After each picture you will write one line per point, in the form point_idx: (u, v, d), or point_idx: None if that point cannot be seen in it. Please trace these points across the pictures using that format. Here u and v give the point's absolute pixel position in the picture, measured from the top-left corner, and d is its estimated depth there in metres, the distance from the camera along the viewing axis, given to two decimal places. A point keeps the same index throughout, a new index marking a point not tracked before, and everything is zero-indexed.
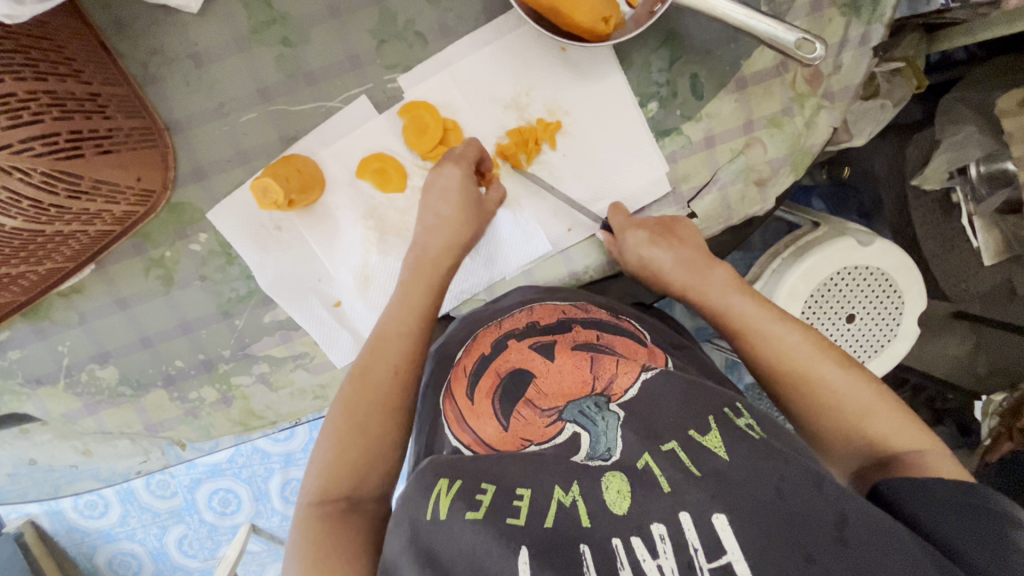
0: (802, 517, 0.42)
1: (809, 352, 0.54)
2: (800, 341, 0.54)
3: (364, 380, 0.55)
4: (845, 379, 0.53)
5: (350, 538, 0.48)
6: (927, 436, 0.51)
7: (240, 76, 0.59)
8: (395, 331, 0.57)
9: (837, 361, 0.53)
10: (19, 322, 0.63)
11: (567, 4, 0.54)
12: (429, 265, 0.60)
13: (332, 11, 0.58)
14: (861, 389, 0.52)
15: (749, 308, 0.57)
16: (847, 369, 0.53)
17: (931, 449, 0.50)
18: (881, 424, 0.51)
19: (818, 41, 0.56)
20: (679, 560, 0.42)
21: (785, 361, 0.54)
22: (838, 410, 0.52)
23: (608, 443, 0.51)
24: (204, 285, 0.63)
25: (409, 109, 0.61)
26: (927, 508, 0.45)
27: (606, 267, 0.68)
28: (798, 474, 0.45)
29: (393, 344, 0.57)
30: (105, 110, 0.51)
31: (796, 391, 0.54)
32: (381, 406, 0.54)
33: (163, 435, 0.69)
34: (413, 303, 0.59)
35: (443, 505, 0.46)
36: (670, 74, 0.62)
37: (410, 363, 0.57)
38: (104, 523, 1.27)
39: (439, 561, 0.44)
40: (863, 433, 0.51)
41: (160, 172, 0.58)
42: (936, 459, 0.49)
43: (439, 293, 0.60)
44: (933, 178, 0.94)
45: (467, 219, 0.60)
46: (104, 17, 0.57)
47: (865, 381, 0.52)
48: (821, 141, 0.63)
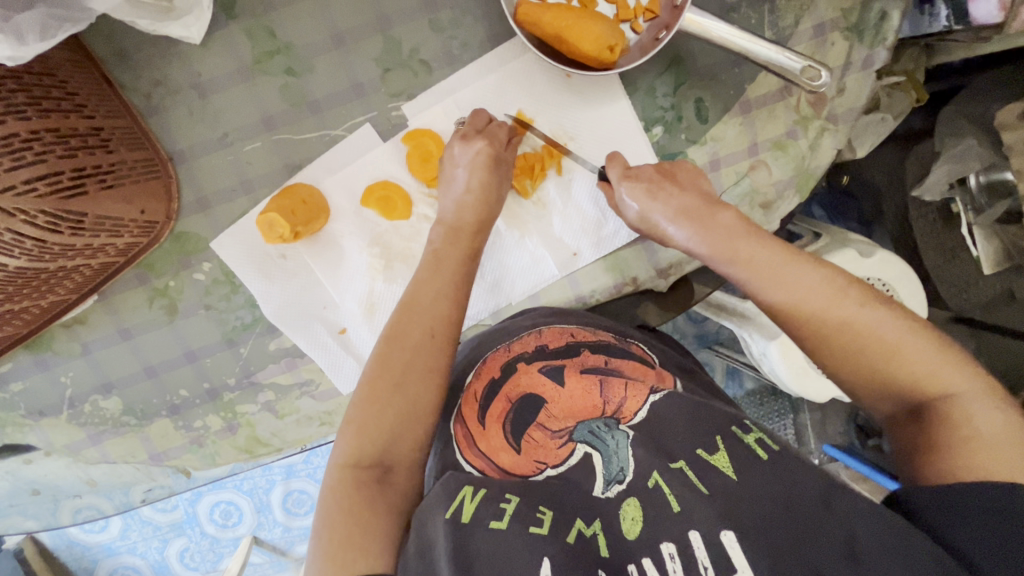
0: (810, 538, 0.44)
1: (831, 291, 0.51)
2: (823, 286, 0.52)
3: (396, 356, 0.54)
4: (873, 317, 0.50)
5: (374, 522, 0.47)
6: (966, 373, 0.48)
7: (243, 106, 0.59)
8: (426, 310, 0.56)
9: (860, 298, 0.51)
10: (21, 354, 0.63)
11: (573, 34, 0.55)
12: (463, 242, 0.60)
13: (336, 41, 0.58)
14: (891, 326, 0.49)
15: (768, 253, 0.54)
16: (874, 305, 0.50)
17: (970, 386, 0.48)
18: (916, 364, 0.49)
19: (822, 69, 0.56)
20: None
21: (808, 303, 0.52)
22: (868, 352, 0.50)
23: (619, 462, 0.52)
24: (209, 314, 0.63)
25: (412, 137, 0.61)
26: (948, 516, 0.45)
27: (613, 291, 0.67)
28: (809, 498, 0.47)
29: (426, 322, 0.56)
30: (108, 144, 0.51)
31: (819, 337, 0.52)
32: (412, 385, 0.53)
33: (168, 463, 0.69)
34: (445, 285, 0.58)
35: (466, 510, 0.47)
36: (674, 99, 0.62)
37: (444, 342, 0.56)
38: (105, 537, 1.26)
39: (465, 554, 0.44)
40: (896, 375, 0.49)
41: (162, 203, 0.58)
42: (972, 400, 0.47)
43: (464, 277, 0.59)
44: (932, 189, 0.96)
45: (487, 202, 0.60)
46: (105, 49, 0.56)
47: (894, 318, 0.50)
48: (826, 163, 0.63)
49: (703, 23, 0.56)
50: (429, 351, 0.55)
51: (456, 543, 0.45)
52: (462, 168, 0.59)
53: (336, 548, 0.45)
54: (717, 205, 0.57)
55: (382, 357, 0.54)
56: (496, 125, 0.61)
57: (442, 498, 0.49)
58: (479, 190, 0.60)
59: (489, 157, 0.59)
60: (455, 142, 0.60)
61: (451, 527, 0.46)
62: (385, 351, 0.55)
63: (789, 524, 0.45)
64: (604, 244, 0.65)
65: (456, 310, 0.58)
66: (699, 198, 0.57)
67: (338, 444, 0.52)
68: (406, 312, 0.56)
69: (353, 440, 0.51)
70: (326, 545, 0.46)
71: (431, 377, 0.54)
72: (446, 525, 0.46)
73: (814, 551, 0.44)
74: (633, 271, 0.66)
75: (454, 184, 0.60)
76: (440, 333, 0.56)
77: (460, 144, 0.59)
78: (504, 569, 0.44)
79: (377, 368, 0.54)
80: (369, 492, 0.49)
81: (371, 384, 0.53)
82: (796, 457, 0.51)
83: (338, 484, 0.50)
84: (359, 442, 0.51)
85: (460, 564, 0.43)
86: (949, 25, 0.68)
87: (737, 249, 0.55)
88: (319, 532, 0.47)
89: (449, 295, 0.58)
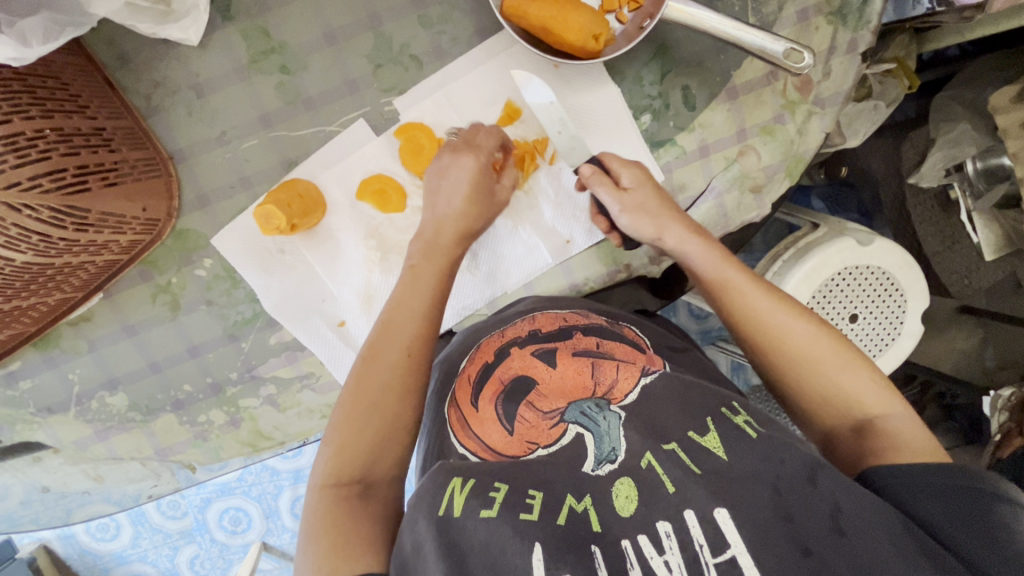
0: (799, 514, 0.45)
1: (790, 311, 0.54)
2: (776, 310, 0.55)
3: (370, 381, 0.54)
4: (824, 342, 0.53)
5: (358, 533, 0.48)
6: (898, 398, 0.52)
7: (241, 105, 0.61)
8: (403, 333, 0.56)
9: (813, 322, 0.54)
10: (29, 353, 0.64)
11: (558, 25, 0.56)
12: (440, 259, 0.59)
13: (328, 39, 0.60)
14: (838, 351, 0.53)
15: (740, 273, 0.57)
16: (826, 333, 0.53)
17: (900, 408, 0.51)
18: (855, 387, 0.52)
19: (805, 50, 0.57)
20: (686, 555, 0.45)
21: (767, 322, 0.54)
22: (817, 371, 0.53)
23: (611, 443, 0.53)
24: (210, 309, 0.64)
25: (405, 131, 0.62)
26: (919, 494, 0.46)
27: (608, 278, 0.68)
28: (792, 471, 0.48)
29: (404, 344, 0.56)
30: (110, 143, 0.52)
31: (777, 357, 0.54)
32: (388, 407, 0.53)
33: (173, 459, 0.70)
34: (422, 304, 0.58)
35: (457, 504, 0.48)
36: (662, 86, 0.63)
37: (420, 366, 0.56)
38: (116, 545, 1.27)
39: (458, 552, 0.46)
40: (840, 395, 0.52)
41: (164, 201, 0.59)
42: (899, 421, 0.50)
43: (441, 290, 0.59)
44: (929, 176, 0.96)
45: (467, 217, 0.60)
46: (107, 52, 0.58)
47: (841, 345, 0.53)
48: (814, 147, 0.64)
49: (689, 11, 0.57)
50: (407, 371, 0.55)
51: (448, 539, 0.46)
52: (448, 182, 0.60)
53: (324, 562, 0.46)
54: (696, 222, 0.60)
55: (359, 379, 0.54)
56: (485, 136, 0.61)
57: (432, 492, 0.50)
58: (464, 211, 0.60)
59: (475, 172, 0.59)
60: (443, 154, 0.60)
61: (443, 524, 0.47)
62: (361, 373, 0.54)
63: (778, 505, 0.46)
64: (597, 231, 0.65)
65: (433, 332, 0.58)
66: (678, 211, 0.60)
67: (316, 465, 0.52)
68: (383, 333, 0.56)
69: (330, 463, 0.52)
70: (313, 559, 0.47)
71: (407, 399, 0.54)
72: (438, 522, 0.47)
73: (800, 530, 0.44)
74: (626, 258, 0.68)
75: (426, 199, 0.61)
76: (418, 355, 0.56)
77: (448, 156, 0.60)
78: (496, 557, 0.46)
79: (353, 389, 0.54)
80: (354, 511, 0.50)
81: (344, 402, 0.54)
82: (783, 437, 0.52)
83: (321, 505, 0.50)
84: (334, 464, 0.52)
85: (454, 562, 0.45)
86: (932, 7, 0.69)
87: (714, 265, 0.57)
88: (302, 551, 0.48)
89: (426, 317, 0.57)
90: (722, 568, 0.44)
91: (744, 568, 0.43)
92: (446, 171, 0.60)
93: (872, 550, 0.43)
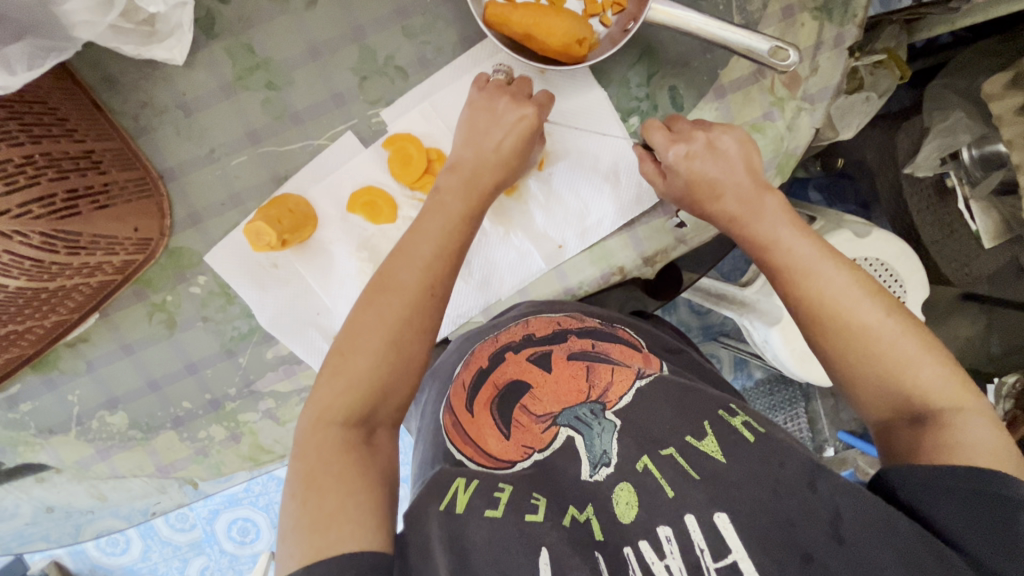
0: (800, 519, 0.46)
1: (856, 292, 0.51)
2: (846, 287, 0.51)
3: (388, 309, 0.51)
4: (892, 327, 0.49)
5: (358, 494, 0.44)
6: (970, 392, 0.48)
7: (228, 123, 0.61)
8: (421, 262, 0.53)
9: (883, 307, 0.50)
10: (29, 375, 0.65)
11: (540, 30, 0.56)
12: (467, 200, 0.57)
13: (313, 54, 0.60)
14: (906, 338, 0.49)
15: (804, 247, 0.54)
16: (896, 317, 0.50)
17: (971, 402, 0.48)
18: (923, 377, 0.48)
19: (791, 48, 0.56)
20: (686, 559, 0.46)
21: (833, 301, 0.51)
22: (882, 359, 0.49)
23: (602, 446, 0.54)
24: (206, 326, 0.65)
25: (392, 142, 0.62)
26: (935, 495, 0.45)
27: (601, 281, 0.68)
28: (793, 475, 0.49)
29: (422, 276, 0.53)
30: (99, 165, 0.53)
31: (841, 335, 0.51)
32: (406, 344, 0.51)
33: (175, 475, 0.70)
34: (441, 245, 0.55)
35: (460, 501, 0.49)
36: (649, 88, 0.63)
37: (434, 305, 0.53)
38: (126, 559, 1.28)
39: (461, 549, 0.46)
40: (905, 384, 0.49)
41: (156, 220, 0.59)
42: (967, 417, 0.47)
43: (463, 234, 0.56)
44: (925, 165, 0.95)
45: (504, 171, 0.59)
46: (94, 74, 0.59)
47: (911, 331, 0.49)
48: (805, 143, 0.64)
49: (675, 12, 0.57)
50: (426, 307, 0.52)
51: (451, 534, 0.46)
52: (498, 129, 0.58)
53: (321, 519, 0.43)
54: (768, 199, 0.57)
55: (375, 308, 0.51)
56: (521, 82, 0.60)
57: (436, 492, 0.50)
58: (505, 160, 0.58)
59: (534, 125, 0.58)
60: (504, 100, 0.58)
61: (446, 518, 0.47)
62: (377, 302, 0.51)
63: (776, 512, 0.47)
64: (589, 235, 0.65)
65: (453, 268, 0.55)
66: (748, 182, 0.57)
67: (320, 394, 0.49)
68: (398, 260, 0.54)
69: (334, 396, 0.48)
70: (307, 515, 0.43)
71: (424, 337, 0.52)
72: (440, 517, 0.48)
73: (800, 535, 0.45)
74: (619, 260, 0.67)
75: (459, 131, 0.60)
76: (437, 293, 0.53)
77: (508, 103, 0.58)
78: (500, 556, 0.46)
79: (364, 320, 0.51)
80: (356, 455, 0.47)
81: (355, 330, 0.51)
82: (782, 438, 0.53)
83: (323, 446, 0.46)
84: (338, 396, 0.48)
85: (456, 559, 0.45)
86: None
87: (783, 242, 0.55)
88: (294, 489, 0.45)
89: (447, 252, 0.55)
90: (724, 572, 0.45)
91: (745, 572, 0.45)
92: (501, 112, 0.58)
93: (872, 552, 0.44)
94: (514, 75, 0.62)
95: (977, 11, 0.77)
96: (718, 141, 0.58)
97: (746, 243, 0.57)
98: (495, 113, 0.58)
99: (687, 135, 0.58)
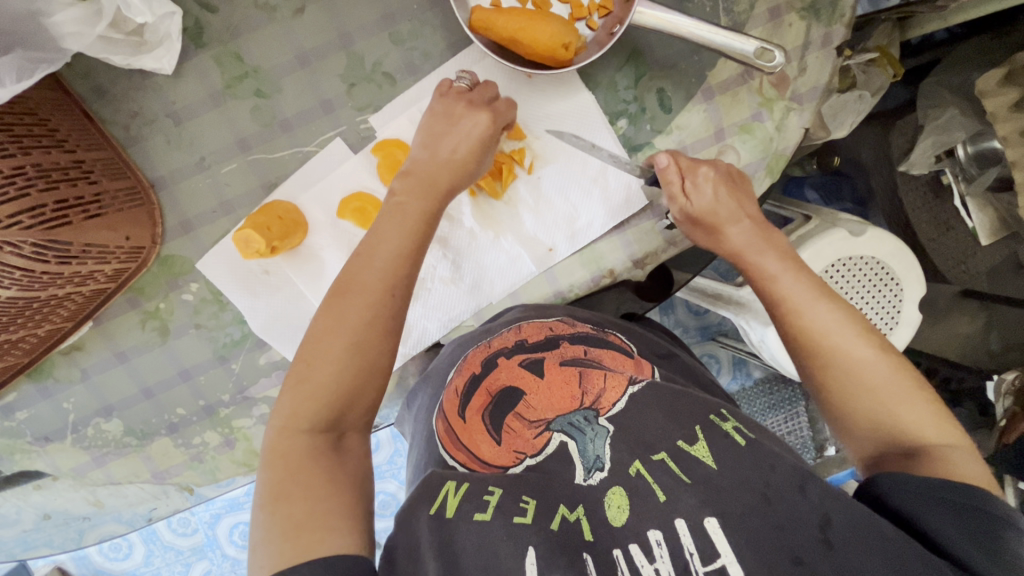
0: (788, 522, 0.46)
1: (850, 329, 0.52)
2: (841, 325, 0.53)
3: (348, 315, 0.50)
4: (884, 365, 0.51)
5: (328, 504, 0.45)
6: (958, 431, 0.49)
7: (218, 131, 0.61)
8: (381, 266, 0.53)
9: (876, 344, 0.52)
10: (24, 384, 0.65)
11: (527, 35, 0.57)
12: (429, 201, 0.57)
13: (301, 61, 0.61)
14: (898, 376, 0.51)
15: (796, 286, 0.55)
16: (888, 356, 0.52)
17: (958, 441, 0.49)
18: (913, 415, 0.50)
19: (777, 49, 0.57)
20: (676, 563, 0.46)
21: (827, 337, 0.53)
22: (874, 395, 0.51)
23: (595, 451, 0.55)
24: (199, 333, 0.65)
25: (382, 147, 0.62)
26: (928, 504, 0.46)
27: (592, 284, 0.68)
28: (782, 477, 0.49)
29: (382, 278, 0.52)
30: (90, 175, 0.53)
31: (837, 370, 0.52)
32: (368, 348, 0.50)
33: (170, 481, 0.71)
34: (403, 248, 0.54)
35: (450, 506, 0.49)
36: (636, 91, 0.63)
37: (392, 308, 0.52)
38: (129, 564, 1.28)
39: (450, 552, 0.46)
40: (896, 420, 0.50)
41: (148, 229, 0.60)
42: (958, 455, 0.48)
43: (422, 235, 0.56)
44: (919, 163, 0.95)
45: (466, 173, 0.59)
46: (84, 85, 0.59)
47: (902, 370, 0.51)
48: (794, 143, 0.63)
49: (665, 17, 0.57)
50: (385, 310, 0.52)
51: (441, 538, 0.47)
52: (454, 136, 0.58)
53: (290, 528, 0.43)
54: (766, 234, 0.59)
55: (334, 315, 0.51)
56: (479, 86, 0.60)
57: (426, 496, 0.50)
58: (466, 163, 0.58)
59: (486, 129, 0.58)
60: (459, 106, 0.59)
61: (435, 523, 0.48)
62: (337, 308, 0.51)
63: (767, 513, 0.47)
64: (579, 237, 0.65)
65: (414, 271, 0.54)
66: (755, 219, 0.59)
67: (282, 404, 0.49)
68: (357, 265, 0.53)
69: (296, 406, 0.48)
70: (276, 526, 0.44)
71: (387, 339, 0.51)
72: (430, 521, 0.48)
73: (790, 538, 0.45)
74: (609, 263, 0.67)
75: (417, 136, 0.59)
76: (399, 294, 0.53)
77: (464, 110, 0.58)
78: (490, 559, 0.46)
79: (324, 327, 0.50)
80: (321, 462, 0.47)
81: (315, 337, 0.50)
82: (772, 445, 0.53)
83: (291, 453, 0.47)
84: (302, 405, 0.48)
85: (446, 562, 0.45)
86: None
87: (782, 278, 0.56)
88: (262, 501, 0.45)
89: (406, 254, 0.54)
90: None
91: None
92: (457, 117, 0.58)
93: (859, 557, 0.43)
94: (478, 82, 0.61)
95: (972, 7, 0.76)
96: (710, 172, 0.59)
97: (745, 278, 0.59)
98: (454, 120, 0.58)
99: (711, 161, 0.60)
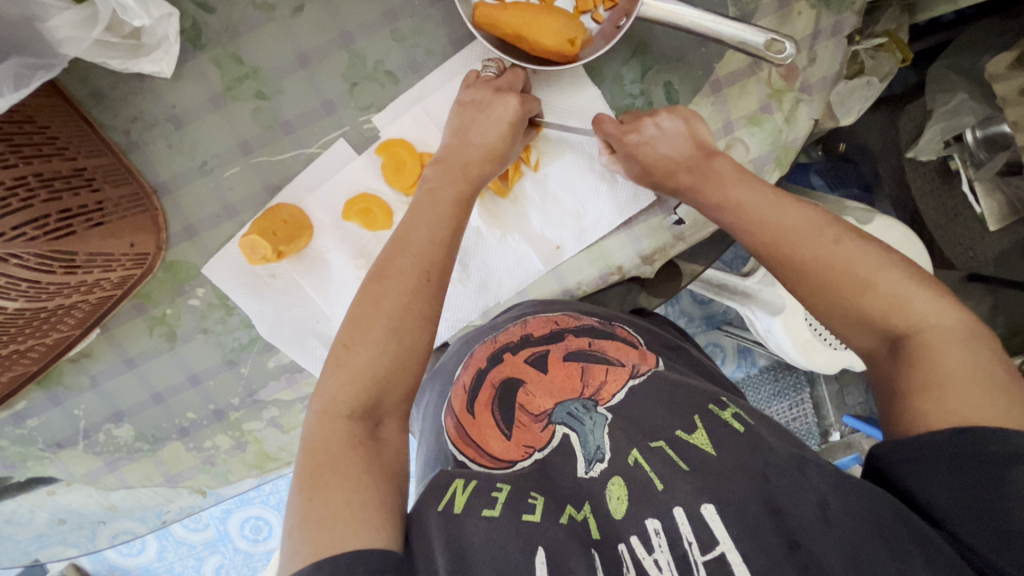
0: (786, 504, 0.46)
1: (809, 227, 0.52)
2: (797, 225, 0.52)
3: (391, 291, 0.51)
4: (845, 252, 0.50)
5: (357, 496, 0.44)
6: (940, 304, 0.48)
7: (219, 134, 0.60)
8: (416, 251, 0.53)
9: (833, 237, 0.51)
10: (34, 392, 0.65)
11: (534, 31, 0.55)
12: (460, 180, 0.57)
13: (301, 61, 0.59)
14: (862, 258, 0.50)
15: (754, 195, 0.55)
16: (844, 244, 0.50)
17: (937, 317, 0.47)
18: (890, 295, 0.48)
19: (787, 40, 0.55)
20: (675, 553, 0.46)
21: (784, 241, 0.52)
22: (838, 289, 0.50)
23: (595, 441, 0.54)
24: (207, 337, 0.65)
25: (385, 148, 0.61)
26: (921, 474, 0.44)
27: (599, 282, 0.67)
28: (782, 458, 0.49)
29: (419, 263, 0.52)
30: (92, 183, 0.52)
31: (801, 278, 0.52)
32: (407, 333, 0.50)
33: (183, 485, 0.71)
34: (438, 228, 0.54)
35: (459, 502, 0.49)
36: (643, 84, 0.62)
37: (437, 288, 0.53)
38: (142, 559, 1.30)
39: (459, 549, 0.46)
40: (868, 308, 0.49)
41: (152, 235, 0.59)
42: (942, 333, 0.46)
43: (460, 221, 0.56)
44: (927, 148, 0.92)
45: (498, 157, 0.58)
46: (83, 90, 0.58)
47: (863, 250, 0.50)
48: (803, 135, 0.62)
49: (667, 8, 0.56)
50: (424, 295, 0.52)
51: (449, 533, 0.47)
52: (484, 115, 0.58)
53: (321, 521, 0.42)
54: (713, 152, 0.58)
55: (373, 299, 0.50)
56: (511, 74, 0.60)
57: (434, 492, 0.50)
58: (498, 141, 0.58)
59: (516, 112, 0.58)
60: (488, 90, 0.58)
61: (445, 519, 0.48)
62: (378, 292, 0.51)
63: (767, 497, 0.46)
64: (587, 234, 0.65)
65: (449, 258, 0.54)
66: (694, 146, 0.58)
67: (321, 390, 0.49)
68: (396, 248, 0.53)
69: (337, 389, 0.48)
70: (303, 520, 0.43)
71: (426, 326, 0.51)
72: (438, 517, 0.48)
73: (788, 522, 0.45)
74: (618, 259, 0.66)
75: (447, 127, 0.59)
76: (436, 278, 0.53)
77: (492, 94, 0.58)
78: (497, 554, 0.46)
79: (366, 310, 0.50)
80: (362, 450, 0.46)
81: (357, 321, 0.50)
82: (768, 432, 0.53)
83: (332, 440, 0.46)
84: (339, 392, 0.48)
85: (454, 558, 0.45)
86: None
87: (732, 192, 0.56)
88: (299, 484, 0.45)
89: (442, 240, 0.54)
90: (712, 564, 0.44)
91: (733, 563, 0.44)
92: (488, 104, 0.58)
93: (858, 540, 0.43)
94: (505, 68, 0.61)
95: None
96: (632, 139, 0.59)
97: (705, 203, 0.58)
98: (484, 106, 0.58)
99: (637, 122, 0.59)
